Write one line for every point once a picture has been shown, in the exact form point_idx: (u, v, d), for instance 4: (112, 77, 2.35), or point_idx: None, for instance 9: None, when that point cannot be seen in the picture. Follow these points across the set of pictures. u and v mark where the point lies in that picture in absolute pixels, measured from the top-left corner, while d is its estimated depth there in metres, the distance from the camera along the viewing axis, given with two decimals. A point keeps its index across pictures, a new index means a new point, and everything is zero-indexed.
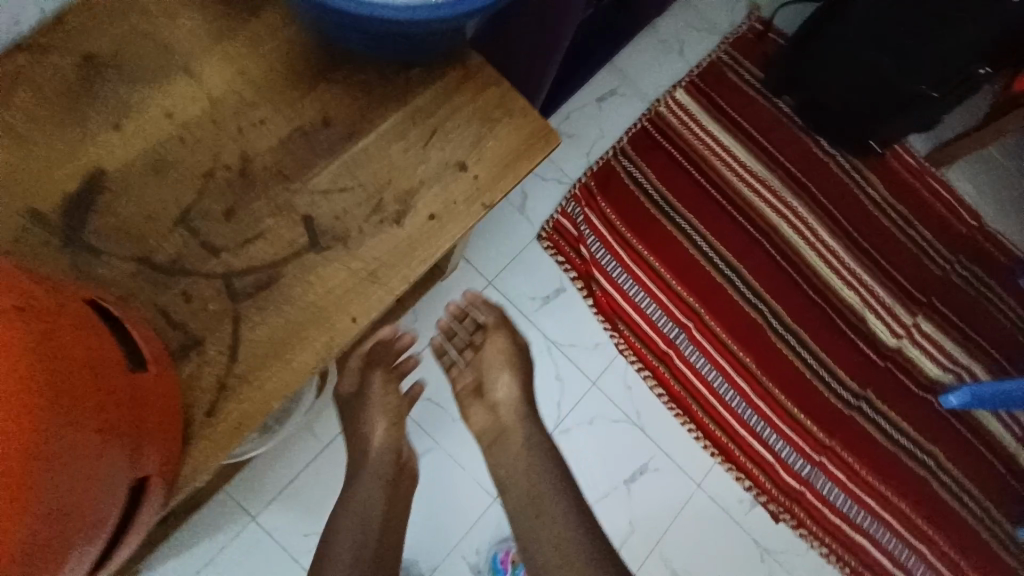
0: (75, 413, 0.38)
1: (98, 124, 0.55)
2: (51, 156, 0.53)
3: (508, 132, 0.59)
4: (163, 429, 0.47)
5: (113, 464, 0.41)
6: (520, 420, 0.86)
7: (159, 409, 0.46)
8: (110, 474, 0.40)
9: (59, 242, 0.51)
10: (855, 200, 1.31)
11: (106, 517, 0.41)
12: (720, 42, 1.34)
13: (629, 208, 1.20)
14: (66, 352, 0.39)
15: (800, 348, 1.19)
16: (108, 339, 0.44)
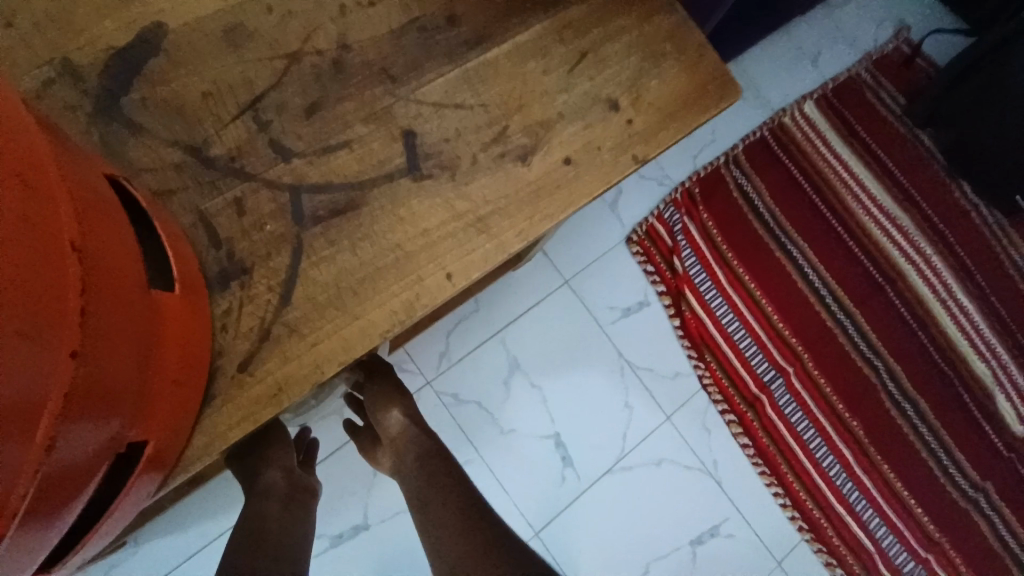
0: (60, 323, 0.24)
1: None
2: None
3: (677, 72, 0.48)
4: (172, 375, 0.33)
5: (95, 410, 0.27)
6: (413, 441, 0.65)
7: (168, 344, 0.32)
8: (88, 424, 0.26)
9: (94, 108, 0.40)
10: (994, 258, 1.10)
11: (77, 489, 0.27)
12: (861, 58, 1.18)
13: (735, 225, 1.04)
14: (55, 223, 0.25)
15: (917, 422, 1.00)
16: (120, 228, 0.30)
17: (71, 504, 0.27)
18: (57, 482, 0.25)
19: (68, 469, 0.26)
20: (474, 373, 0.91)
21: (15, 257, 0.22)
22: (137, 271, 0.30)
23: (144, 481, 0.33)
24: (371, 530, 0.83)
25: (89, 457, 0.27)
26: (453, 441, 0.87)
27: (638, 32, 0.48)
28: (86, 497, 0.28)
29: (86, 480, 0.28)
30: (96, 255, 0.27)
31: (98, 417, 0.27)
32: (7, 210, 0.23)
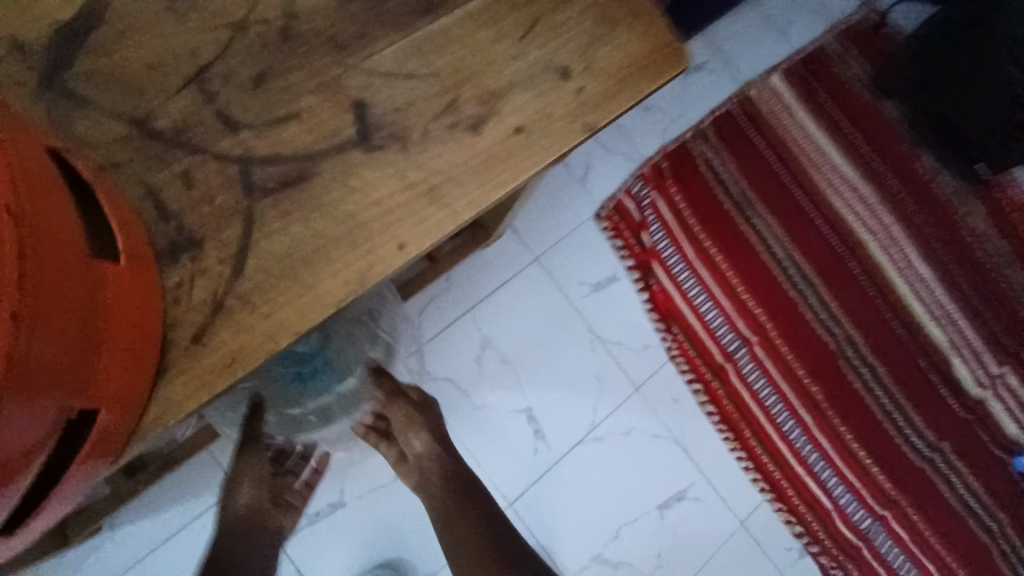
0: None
1: None
2: None
3: (629, 40, 0.48)
4: (125, 345, 0.34)
5: (45, 378, 0.27)
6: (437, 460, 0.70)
7: (115, 312, 0.33)
8: (33, 388, 0.27)
9: (37, 81, 0.40)
10: (952, 227, 1.14)
11: (31, 453, 0.28)
12: (829, 29, 1.18)
13: (703, 200, 1.06)
14: None
15: (873, 386, 1.04)
16: (65, 199, 0.30)
17: (25, 466, 0.28)
18: (9, 441, 0.26)
19: (19, 431, 0.27)
20: (447, 349, 0.92)
21: None
22: (85, 241, 0.31)
23: (96, 448, 0.34)
24: (349, 504, 0.85)
25: (39, 423, 0.28)
26: None
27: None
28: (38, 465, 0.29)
29: (36, 443, 0.28)
30: (37, 226, 0.27)
31: (44, 384, 0.27)
32: None
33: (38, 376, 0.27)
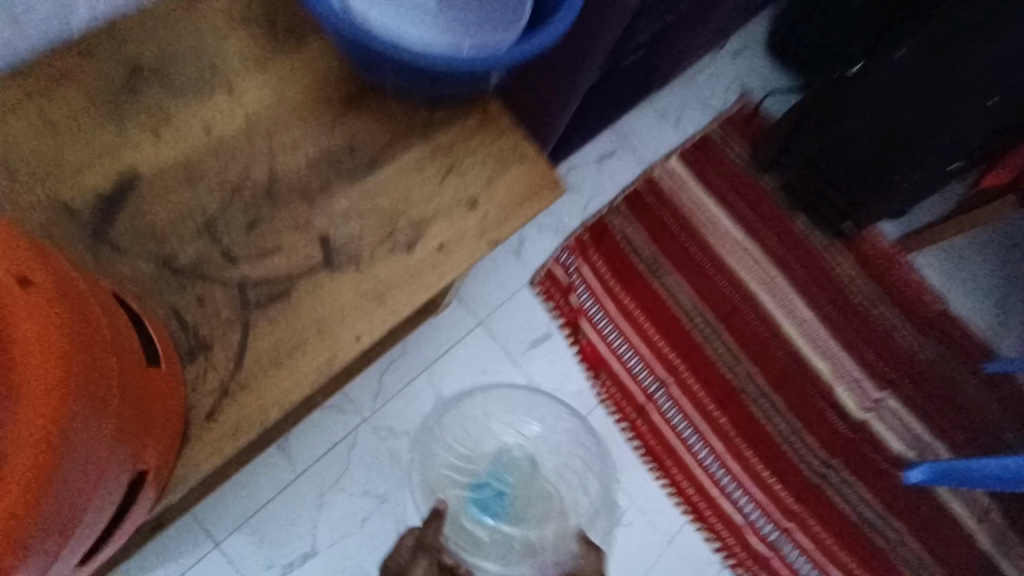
0: (100, 398, 0.39)
1: (136, 130, 0.56)
2: (85, 155, 0.54)
3: (521, 175, 0.66)
4: (164, 432, 0.48)
5: (120, 457, 0.42)
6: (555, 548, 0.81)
7: (160, 407, 0.47)
8: (113, 464, 0.41)
9: (87, 238, 0.53)
10: (828, 275, 1.37)
11: (106, 508, 0.42)
12: (710, 120, 1.41)
13: (621, 264, 1.25)
14: (95, 339, 0.40)
15: (773, 415, 1.23)
16: (130, 333, 0.45)
17: (101, 518, 0.42)
18: (97, 501, 0.41)
19: (101, 494, 0.41)
20: (406, 408, 1.04)
21: (77, 359, 0.38)
22: (142, 360, 0.46)
23: (145, 499, 0.47)
24: (321, 553, 0.94)
25: (116, 472, 0.42)
26: (389, 471, 0.99)
27: (494, 147, 0.66)
28: (117, 501, 0.43)
29: (109, 502, 0.42)
30: (120, 355, 0.42)
31: (118, 446, 0.42)
32: (66, 331, 0.38)
33: (113, 440, 0.41)
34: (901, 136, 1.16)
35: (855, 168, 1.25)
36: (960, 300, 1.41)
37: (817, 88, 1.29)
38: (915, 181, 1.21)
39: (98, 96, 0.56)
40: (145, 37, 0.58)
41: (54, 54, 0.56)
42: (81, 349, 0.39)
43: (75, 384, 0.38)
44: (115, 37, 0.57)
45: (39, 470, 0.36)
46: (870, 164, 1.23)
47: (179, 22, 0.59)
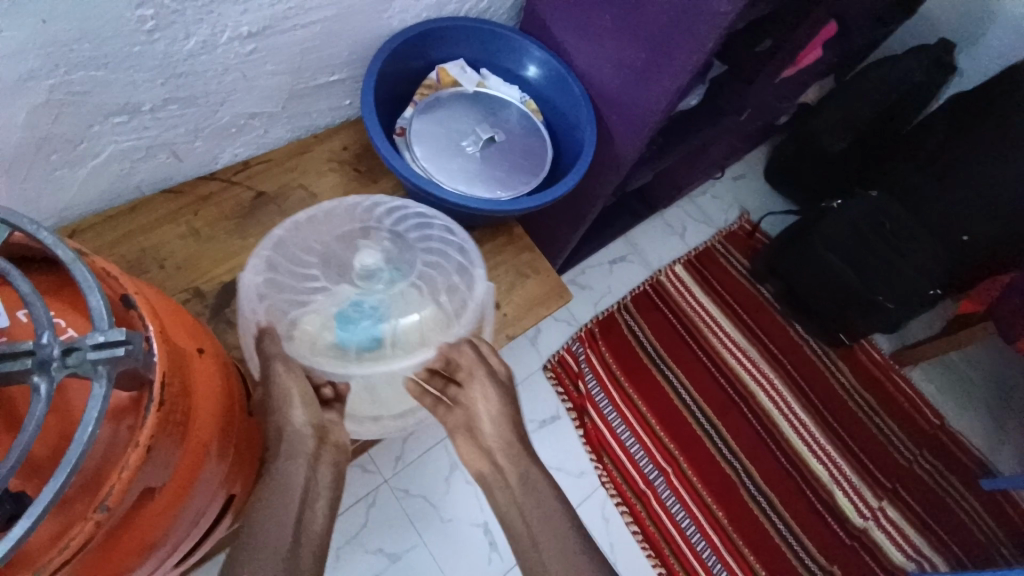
0: (220, 437, 0.48)
1: (255, 240, 0.75)
2: (218, 256, 0.73)
3: (537, 284, 0.82)
4: (239, 476, 0.55)
5: (213, 492, 0.49)
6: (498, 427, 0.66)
7: (241, 452, 0.54)
8: (207, 498, 0.48)
9: (210, 315, 0.70)
10: (825, 380, 1.45)
11: (187, 539, 0.48)
12: (715, 233, 1.58)
13: (627, 355, 1.38)
14: (223, 387, 0.49)
15: (771, 513, 1.29)
16: (237, 385, 0.54)
17: (178, 547, 0.47)
18: (187, 529, 0.47)
19: (191, 525, 0.47)
20: (424, 473, 1.14)
21: (216, 403, 0.47)
22: (241, 408, 0.54)
23: (221, 528, 0.57)
24: None
25: (208, 507, 0.49)
26: (403, 530, 1.09)
27: (515, 261, 0.82)
28: (199, 531, 0.50)
29: (188, 534, 0.48)
30: (232, 403, 0.51)
31: (217, 484, 0.49)
32: (212, 378, 0.47)
33: (217, 478, 0.49)
34: (881, 260, 1.27)
35: (837, 288, 1.36)
36: (956, 416, 1.47)
37: (803, 217, 1.45)
38: (900, 304, 1.29)
39: (228, 214, 0.75)
40: (271, 173, 0.79)
41: (199, 179, 0.75)
42: (219, 395, 0.48)
43: (213, 424, 0.46)
44: (249, 170, 0.78)
45: (178, 494, 0.43)
46: (856, 286, 1.32)
47: (294, 163, 0.80)
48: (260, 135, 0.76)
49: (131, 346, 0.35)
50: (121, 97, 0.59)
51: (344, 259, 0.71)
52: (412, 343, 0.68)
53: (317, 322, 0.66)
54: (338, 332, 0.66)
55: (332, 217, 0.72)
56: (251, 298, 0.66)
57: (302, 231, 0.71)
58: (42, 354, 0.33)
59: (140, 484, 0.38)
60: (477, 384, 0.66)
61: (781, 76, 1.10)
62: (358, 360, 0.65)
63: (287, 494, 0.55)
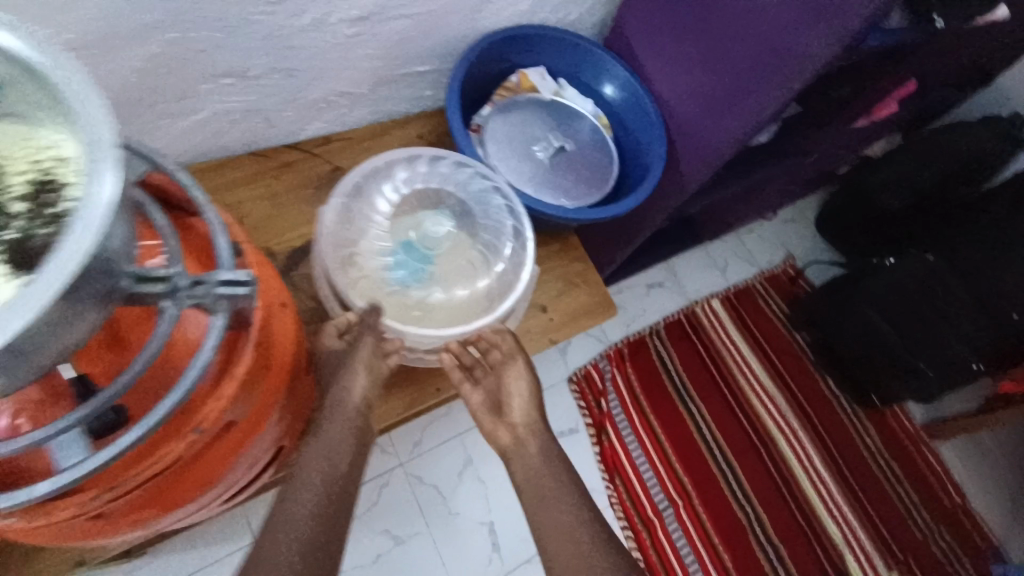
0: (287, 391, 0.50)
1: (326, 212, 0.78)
2: (290, 221, 0.75)
3: (585, 294, 0.83)
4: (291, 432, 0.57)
5: (270, 441, 0.51)
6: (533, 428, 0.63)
7: (298, 409, 0.56)
8: (265, 446, 0.50)
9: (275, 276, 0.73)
10: (850, 440, 1.42)
11: (239, 482, 0.50)
12: (757, 273, 1.56)
13: (652, 382, 1.38)
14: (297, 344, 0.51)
15: (777, 564, 1.27)
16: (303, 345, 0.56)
17: (231, 487, 0.50)
18: (243, 472, 0.49)
19: (248, 469, 0.49)
20: (440, 464, 1.15)
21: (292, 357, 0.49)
22: (303, 366, 0.56)
23: (262, 480, 0.60)
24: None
25: (263, 455, 0.51)
26: (412, 517, 1.10)
27: (567, 268, 0.83)
28: (250, 477, 0.52)
29: (241, 478, 0.50)
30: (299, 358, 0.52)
31: (275, 434, 0.51)
32: (291, 333, 0.49)
33: (277, 428, 0.51)
34: (928, 324, 1.24)
35: (876, 348, 1.34)
36: (979, 497, 1.42)
37: (850, 271, 1.44)
38: (943, 374, 1.27)
39: (303, 181, 0.78)
40: (348, 150, 0.82)
41: (283, 147, 0.78)
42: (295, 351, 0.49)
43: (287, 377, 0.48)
44: (328, 145, 0.81)
45: (245, 438, 0.45)
46: (897, 348, 1.30)
47: (371, 144, 0.83)
48: (345, 113, 0.80)
49: (252, 289, 0.37)
50: (231, 62, 0.63)
51: (412, 212, 0.68)
52: (461, 314, 0.65)
53: (376, 267, 0.64)
54: (395, 283, 0.65)
55: (412, 165, 0.67)
56: (327, 239, 0.61)
57: (380, 175, 0.66)
58: (174, 281, 0.34)
59: (224, 420, 0.40)
60: (512, 369, 0.63)
61: (853, 127, 1.09)
62: (410, 317, 0.64)
63: (332, 459, 0.54)
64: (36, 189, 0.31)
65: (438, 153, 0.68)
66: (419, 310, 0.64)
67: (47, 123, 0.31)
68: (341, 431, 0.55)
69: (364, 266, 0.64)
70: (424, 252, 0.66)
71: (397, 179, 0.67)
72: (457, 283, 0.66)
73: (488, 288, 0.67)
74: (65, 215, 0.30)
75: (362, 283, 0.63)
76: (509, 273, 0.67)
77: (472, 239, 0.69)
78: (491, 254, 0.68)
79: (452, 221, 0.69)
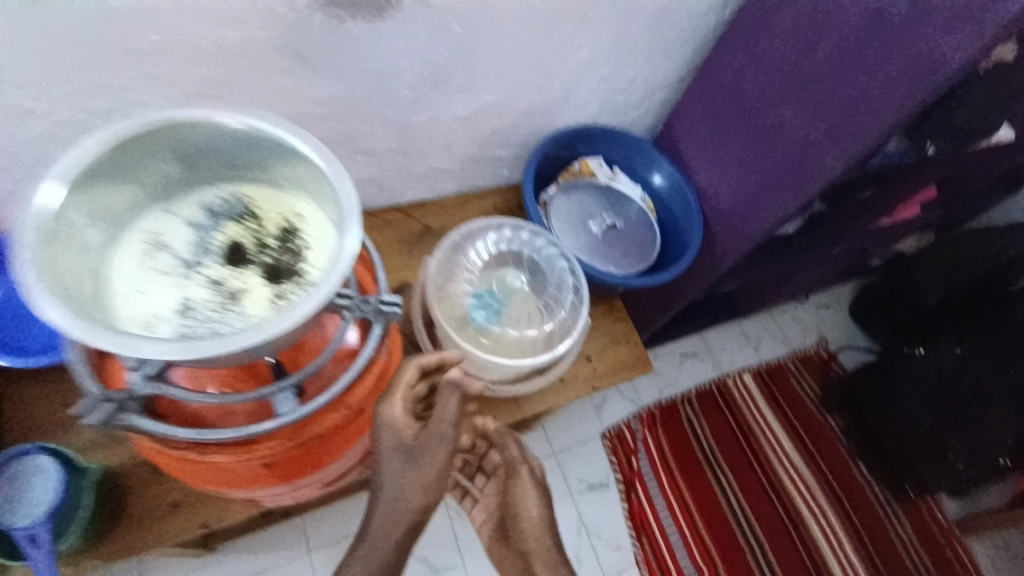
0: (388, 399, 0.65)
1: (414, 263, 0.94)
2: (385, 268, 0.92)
3: (625, 349, 0.94)
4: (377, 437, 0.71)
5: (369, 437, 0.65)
6: (541, 541, 0.70)
7: None
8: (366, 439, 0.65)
9: None
10: (883, 529, 1.42)
11: (340, 469, 0.64)
12: (789, 353, 1.62)
13: (683, 447, 1.43)
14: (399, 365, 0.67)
15: None
16: None
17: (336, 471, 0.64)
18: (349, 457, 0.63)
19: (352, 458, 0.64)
20: None
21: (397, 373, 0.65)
22: None
23: (347, 477, 0.72)
24: None
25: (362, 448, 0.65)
26: (449, 549, 1.18)
27: (611, 326, 0.95)
28: (349, 467, 0.66)
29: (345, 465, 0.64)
30: None
31: None
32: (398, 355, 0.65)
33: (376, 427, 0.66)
34: (957, 415, 1.28)
35: (907, 438, 1.37)
36: None
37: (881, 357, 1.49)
38: (971, 468, 1.29)
39: (399, 236, 0.95)
40: (434, 213, 0.99)
41: (384, 208, 0.97)
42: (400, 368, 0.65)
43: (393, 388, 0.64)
44: (420, 208, 0.99)
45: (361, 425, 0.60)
46: (929, 440, 1.33)
47: (454, 210, 1.00)
48: (437, 184, 0.98)
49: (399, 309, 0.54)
50: (365, 144, 0.82)
51: (495, 265, 0.83)
52: (522, 351, 0.78)
53: (461, 304, 0.79)
54: (473, 317, 0.78)
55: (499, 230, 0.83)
56: (431, 278, 0.77)
57: (473, 235, 0.82)
58: (351, 301, 0.50)
59: (360, 402, 0.57)
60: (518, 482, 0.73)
61: (876, 224, 1.21)
62: (481, 345, 0.76)
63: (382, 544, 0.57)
64: (287, 235, 0.48)
65: (521, 223, 0.83)
66: (488, 341, 0.77)
67: (302, 194, 0.49)
68: (393, 529, 0.57)
69: (452, 303, 0.78)
70: (500, 297, 0.80)
71: (487, 240, 0.82)
72: (523, 325, 0.79)
73: (546, 334, 0.79)
74: (307, 251, 0.47)
75: (450, 314, 0.77)
76: (565, 323, 0.80)
77: (537, 294, 0.82)
78: (552, 305, 0.81)
79: (525, 275, 0.83)
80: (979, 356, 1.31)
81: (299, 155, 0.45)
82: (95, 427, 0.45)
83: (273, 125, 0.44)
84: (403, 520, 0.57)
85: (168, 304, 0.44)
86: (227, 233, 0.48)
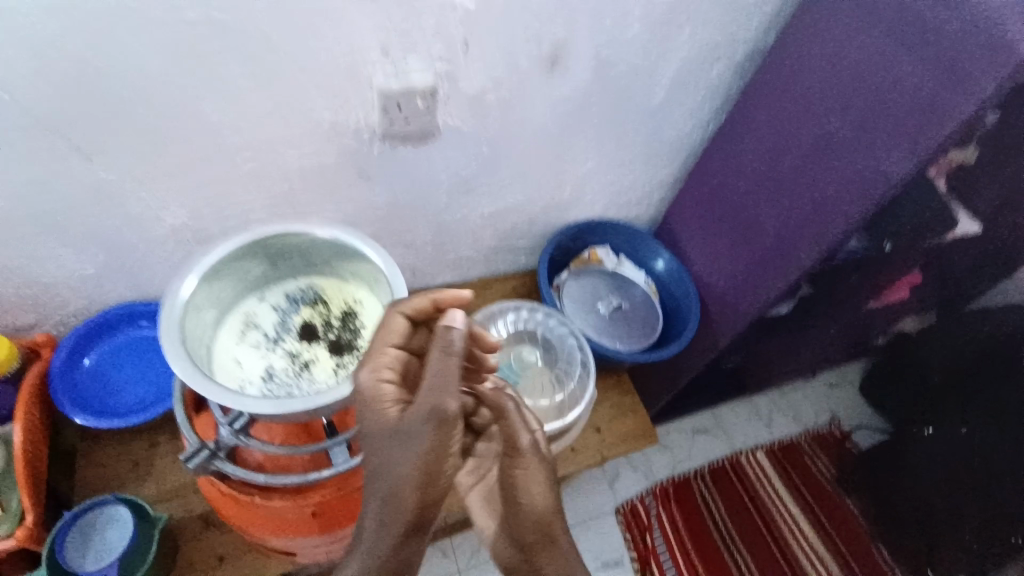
0: None
1: None
2: None
3: (631, 420, 1.01)
4: None
5: None
6: (542, 532, 0.60)
7: None
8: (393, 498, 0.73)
9: None
10: None
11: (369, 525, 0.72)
12: (802, 431, 1.64)
13: (697, 525, 1.43)
14: None
15: None
16: None
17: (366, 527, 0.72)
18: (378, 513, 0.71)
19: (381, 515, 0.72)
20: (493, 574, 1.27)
21: None
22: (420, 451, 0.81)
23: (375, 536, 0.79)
24: None
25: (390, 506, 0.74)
26: None
27: (618, 399, 1.03)
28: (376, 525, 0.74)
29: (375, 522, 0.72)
30: None
31: None
32: None
33: None
34: (962, 491, 1.33)
35: (922, 521, 1.39)
36: None
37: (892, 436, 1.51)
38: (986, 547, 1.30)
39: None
40: (460, 296, 1.13)
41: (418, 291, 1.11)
42: None
43: None
44: (448, 291, 1.13)
45: None
46: (946, 519, 1.34)
47: (478, 293, 1.14)
48: (463, 270, 1.12)
49: None
50: (404, 239, 0.98)
51: (514, 340, 0.94)
52: (536, 418, 0.86)
53: None
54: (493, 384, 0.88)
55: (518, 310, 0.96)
56: None
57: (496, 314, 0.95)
58: None
59: None
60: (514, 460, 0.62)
61: (868, 307, 1.30)
62: None
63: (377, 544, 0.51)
64: (348, 318, 0.61)
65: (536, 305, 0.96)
66: None
67: (362, 286, 0.62)
68: (387, 531, 0.51)
69: None
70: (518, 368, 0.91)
71: (507, 319, 0.95)
72: (537, 394, 0.89)
73: (557, 404, 0.88)
74: (364, 331, 0.60)
75: None
76: (574, 393, 0.89)
77: (551, 368, 0.92)
78: (564, 377, 0.91)
79: (540, 349, 0.94)
80: (985, 440, 1.33)
81: (366, 260, 0.59)
82: (192, 471, 0.57)
83: (351, 236, 0.58)
84: (403, 506, 0.50)
85: (255, 371, 0.56)
86: (302, 315, 0.61)
